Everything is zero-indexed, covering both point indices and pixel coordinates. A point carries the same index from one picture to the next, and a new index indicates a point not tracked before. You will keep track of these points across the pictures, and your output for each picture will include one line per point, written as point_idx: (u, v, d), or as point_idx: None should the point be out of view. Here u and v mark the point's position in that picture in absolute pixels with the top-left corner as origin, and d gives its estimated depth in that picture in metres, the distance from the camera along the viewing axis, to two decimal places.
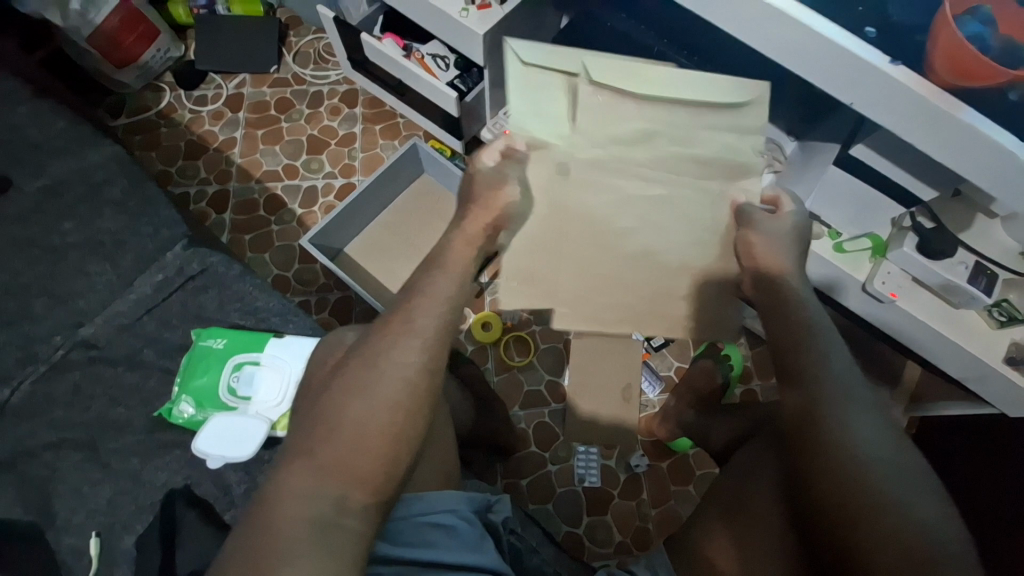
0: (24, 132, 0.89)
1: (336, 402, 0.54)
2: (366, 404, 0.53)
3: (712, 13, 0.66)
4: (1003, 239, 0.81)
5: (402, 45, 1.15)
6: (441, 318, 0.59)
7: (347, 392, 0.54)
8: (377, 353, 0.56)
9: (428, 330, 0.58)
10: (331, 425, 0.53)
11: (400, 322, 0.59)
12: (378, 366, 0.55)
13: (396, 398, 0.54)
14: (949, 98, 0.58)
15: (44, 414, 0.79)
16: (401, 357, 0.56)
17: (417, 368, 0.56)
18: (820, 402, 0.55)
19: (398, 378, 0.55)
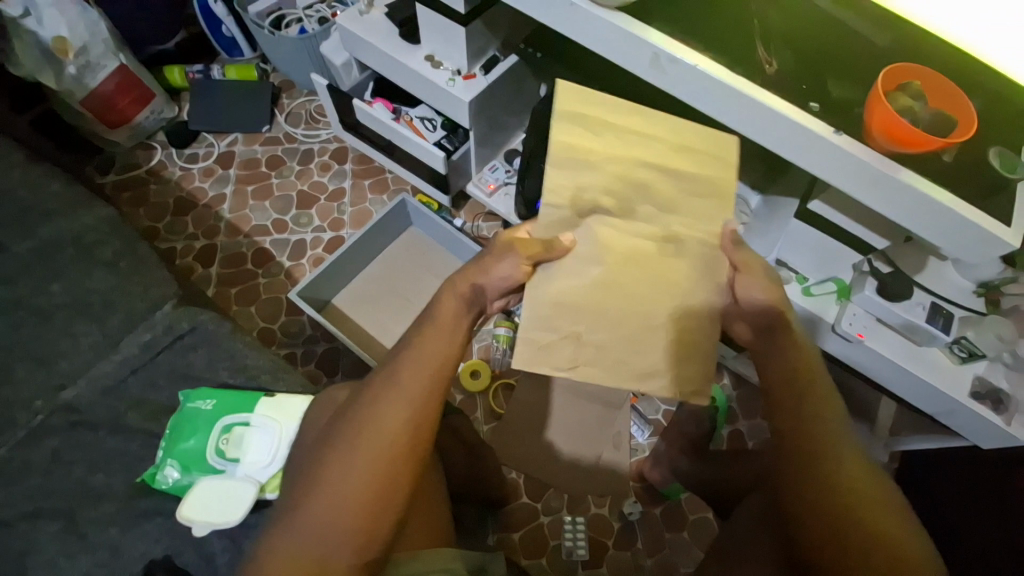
0: (16, 195, 0.90)
1: (334, 460, 0.59)
2: (353, 465, 0.58)
3: (677, 90, 0.74)
4: (958, 280, 0.89)
5: (391, 109, 1.22)
6: (428, 375, 0.61)
7: (338, 452, 0.59)
8: (368, 412, 0.60)
9: (418, 388, 0.61)
10: (319, 486, 0.58)
11: (391, 379, 0.62)
12: (368, 422, 0.59)
13: (387, 457, 0.58)
14: (884, 161, 0.66)
15: (17, 484, 0.76)
16: (390, 413, 0.59)
17: (404, 422, 0.59)
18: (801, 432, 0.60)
19: (386, 439, 0.59)
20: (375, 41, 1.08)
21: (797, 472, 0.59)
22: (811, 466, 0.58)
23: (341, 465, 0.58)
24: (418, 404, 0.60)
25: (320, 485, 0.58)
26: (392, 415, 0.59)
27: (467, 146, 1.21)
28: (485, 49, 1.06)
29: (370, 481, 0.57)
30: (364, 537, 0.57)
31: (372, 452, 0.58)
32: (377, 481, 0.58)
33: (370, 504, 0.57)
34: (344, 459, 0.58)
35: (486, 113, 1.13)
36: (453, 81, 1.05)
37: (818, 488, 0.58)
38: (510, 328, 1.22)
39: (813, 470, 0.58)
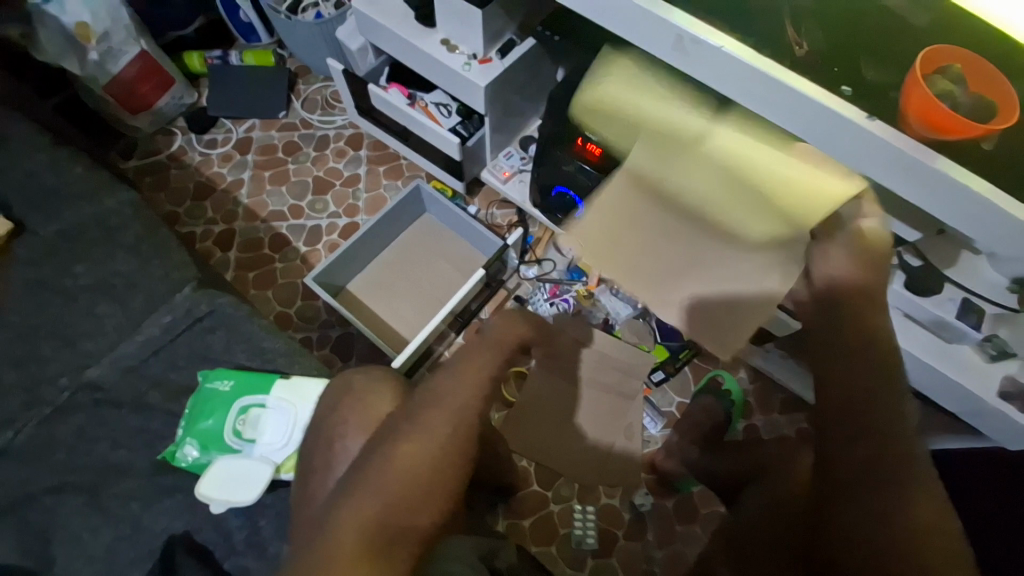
0: (42, 178, 0.92)
1: (394, 442, 0.59)
2: (421, 444, 0.58)
3: (703, 75, 0.71)
4: (990, 274, 0.83)
5: (407, 94, 1.21)
6: (498, 355, 0.67)
7: (404, 432, 0.59)
8: (430, 393, 0.63)
9: (485, 375, 0.64)
10: (383, 462, 0.58)
11: (454, 374, 0.64)
12: (429, 403, 0.61)
13: (444, 438, 0.58)
14: (923, 149, 0.63)
15: (46, 458, 0.79)
16: (454, 394, 0.62)
17: (469, 402, 0.62)
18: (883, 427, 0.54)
19: (454, 419, 0.60)
20: (390, 24, 1.06)
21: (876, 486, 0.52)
22: (891, 480, 0.52)
23: (413, 439, 0.59)
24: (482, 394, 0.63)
25: (382, 464, 0.58)
26: (460, 400, 0.61)
27: (483, 132, 1.20)
28: (502, 33, 1.05)
29: (435, 459, 0.57)
30: (421, 504, 0.56)
31: (439, 429, 0.59)
32: (444, 457, 0.58)
33: (427, 476, 0.57)
34: (416, 437, 0.59)
35: (502, 99, 1.12)
36: (469, 66, 1.04)
37: (897, 507, 0.51)
38: (523, 317, 1.22)
39: (896, 488, 0.51)
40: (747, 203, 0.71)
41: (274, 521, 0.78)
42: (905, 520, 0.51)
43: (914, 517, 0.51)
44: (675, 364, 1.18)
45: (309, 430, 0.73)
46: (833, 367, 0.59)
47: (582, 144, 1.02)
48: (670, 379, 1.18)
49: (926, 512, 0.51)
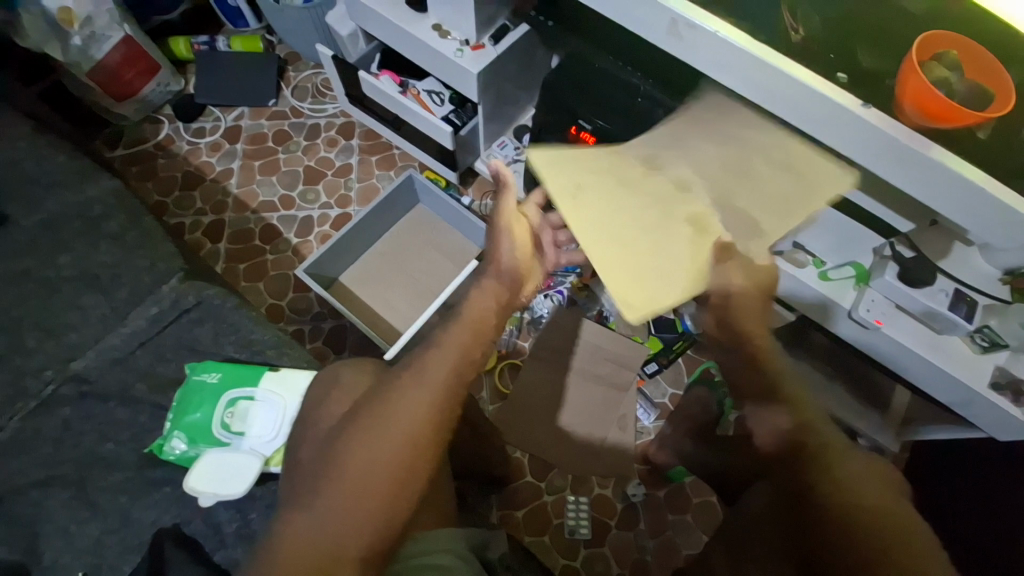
0: (23, 166, 0.90)
1: (346, 453, 0.59)
2: (367, 453, 0.59)
3: (697, 60, 0.70)
4: (981, 265, 0.84)
5: (398, 82, 1.19)
6: (452, 364, 0.62)
7: (354, 443, 0.59)
8: (388, 403, 0.61)
9: (439, 381, 0.61)
10: (340, 469, 0.59)
11: (410, 377, 0.62)
12: (387, 417, 0.60)
13: (404, 455, 0.58)
14: (918, 138, 0.62)
15: (31, 452, 0.77)
16: (411, 406, 0.60)
17: (426, 413, 0.60)
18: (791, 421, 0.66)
19: (413, 427, 0.59)
20: (380, 9, 1.04)
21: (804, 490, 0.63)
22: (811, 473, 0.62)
23: (361, 446, 0.59)
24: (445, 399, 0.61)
25: (330, 482, 0.58)
26: (414, 404, 0.60)
27: (476, 121, 1.18)
28: (495, 18, 1.02)
29: (373, 471, 0.58)
30: (388, 516, 0.57)
31: (391, 439, 0.59)
32: (393, 467, 0.58)
33: (393, 488, 0.58)
34: (359, 446, 0.59)
35: (495, 87, 1.10)
36: (462, 52, 1.02)
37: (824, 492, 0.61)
38: (517, 308, 1.19)
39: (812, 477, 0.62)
40: (688, 231, 0.70)
41: (264, 514, 0.78)
42: (841, 503, 0.59)
43: (841, 499, 0.59)
44: (668, 356, 1.17)
45: (298, 423, 0.72)
46: (738, 384, 0.71)
47: (576, 133, 1.05)
48: (663, 370, 1.18)
49: (854, 492, 0.60)
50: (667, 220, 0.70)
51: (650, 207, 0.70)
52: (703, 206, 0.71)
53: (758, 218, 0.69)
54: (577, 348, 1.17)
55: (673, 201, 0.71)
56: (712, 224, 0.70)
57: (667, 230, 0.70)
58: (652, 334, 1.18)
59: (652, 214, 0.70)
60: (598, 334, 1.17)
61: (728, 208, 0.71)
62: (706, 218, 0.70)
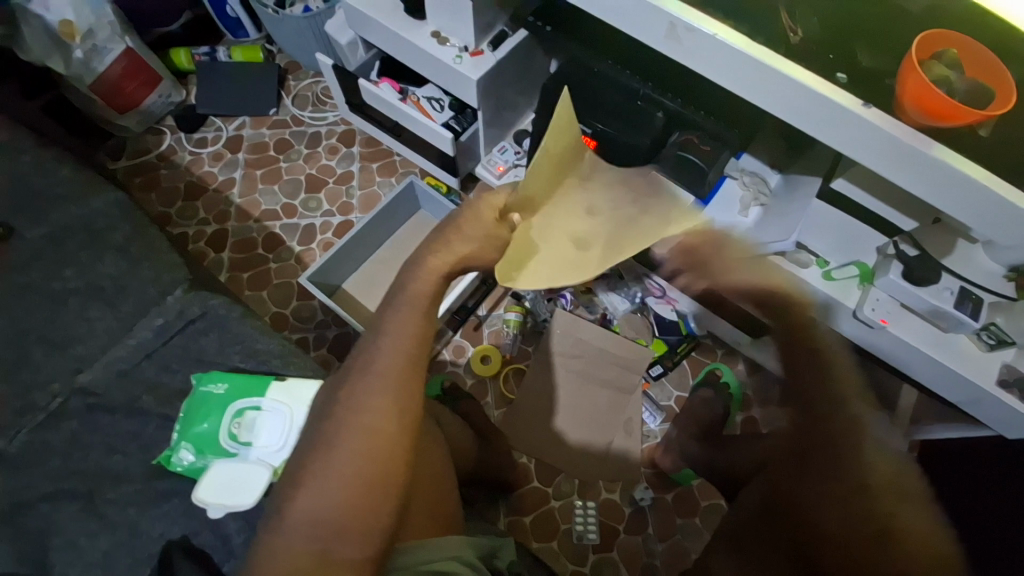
0: (27, 180, 0.91)
1: (288, 520, 0.54)
2: (311, 514, 0.54)
3: (696, 63, 0.70)
4: (988, 265, 0.83)
5: (398, 89, 1.20)
6: (401, 350, 0.59)
7: (297, 503, 0.54)
8: (346, 401, 0.58)
9: (393, 366, 0.59)
10: (308, 472, 0.55)
11: (343, 426, 0.57)
12: (348, 413, 0.57)
13: (373, 444, 0.56)
14: (919, 137, 0.62)
15: (40, 465, 0.78)
16: (368, 399, 0.57)
17: (386, 404, 0.57)
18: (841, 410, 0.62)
19: (355, 479, 0.55)
20: (378, 17, 1.04)
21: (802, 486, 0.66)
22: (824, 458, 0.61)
23: (303, 506, 0.54)
24: (388, 441, 0.56)
25: (275, 555, 0.53)
26: (349, 455, 0.55)
27: (476, 126, 1.18)
28: (494, 24, 1.03)
29: (322, 528, 0.54)
30: (367, 510, 0.55)
31: (334, 494, 0.54)
32: (338, 523, 0.54)
33: (368, 483, 0.55)
34: (308, 505, 0.54)
35: (495, 92, 1.10)
36: (461, 58, 1.02)
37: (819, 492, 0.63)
38: (520, 313, 1.19)
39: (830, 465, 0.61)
40: (570, 249, 0.64)
41: None
42: (864, 521, 0.56)
43: (885, 516, 0.56)
44: (673, 358, 1.17)
45: None
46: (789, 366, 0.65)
47: None
48: (669, 373, 1.18)
49: (889, 510, 0.56)
50: (560, 233, 0.65)
51: (572, 211, 0.66)
52: (598, 231, 0.65)
53: (615, 256, 0.61)
54: (582, 352, 1.17)
55: (579, 218, 0.66)
56: (595, 247, 0.64)
57: (553, 241, 0.64)
58: (657, 336, 1.18)
59: (565, 219, 0.66)
60: (603, 337, 1.16)
61: (608, 237, 0.64)
62: (591, 236, 0.64)
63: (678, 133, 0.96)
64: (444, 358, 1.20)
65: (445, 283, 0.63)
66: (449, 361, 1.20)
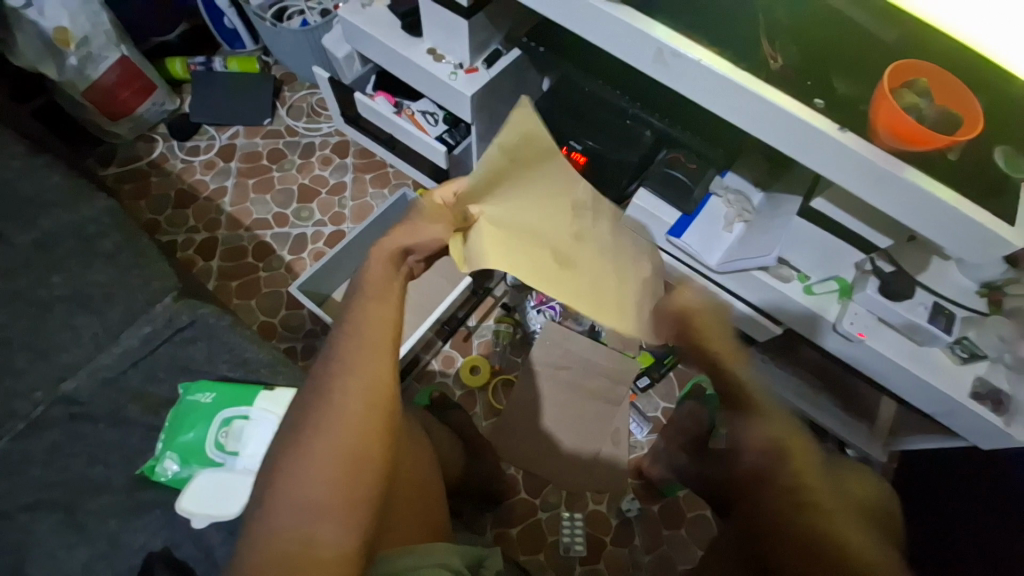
0: (15, 186, 0.90)
1: (273, 509, 0.52)
2: (298, 498, 0.52)
3: (681, 85, 0.73)
4: (959, 280, 0.87)
5: (393, 103, 1.22)
6: (367, 333, 0.58)
7: (281, 489, 0.52)
8: (320, 390, 0.56)
9: (362, 352, 0.57)
10: (281, 466, 0.53)
11: (317, 411, 0.55)
12: (320, 402, 0.55)
13: (350, 425, 0.54)
14: (891, 160, 0.65)
15: (19, 474, 0.76)
16: (337, 383, 0.56)
17: (355, 389, 0.56)
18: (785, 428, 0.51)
19: (337, 460, 0.53)
20: (376, 34, 1.07)
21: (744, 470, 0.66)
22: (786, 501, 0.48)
23: (284, 495, 0.52)
24: (365, 419, 0.55)
25: (261, 547, 0.51)
26: (327, 437, 0.53)
27: (469, 140, 1.20)
28: (488, 42, 1.06)
29: (307, 511, 0.51)
30: (347, 497, 0.52)
31: (318, 475, 0.52)
32: (325, 504, 0.52)
33: (350, 463, 0.53)
34: (288, 489, 0.52)
35: (488, 108, 1.12)
36: (455, 75, 1.05)
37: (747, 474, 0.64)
38: (510, 324, 1.22)
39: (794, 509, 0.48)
40: (554, 269, 0.51)
41: None
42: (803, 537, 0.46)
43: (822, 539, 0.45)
44: (660, 371, 1.18)
45: None
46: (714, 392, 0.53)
47: (567, 153, 1.02)
48: (655, 385, 1.19)
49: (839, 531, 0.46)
50: (543, 253, 0.52)
51: (553, 218, 0.53)
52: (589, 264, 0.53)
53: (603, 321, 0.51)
54: (570, 364, 1.18)
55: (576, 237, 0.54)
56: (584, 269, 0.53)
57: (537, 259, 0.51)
58: (644, 348, 1.18)
59: (555, 231, 0.53)
60: (591, 349, 1.18)
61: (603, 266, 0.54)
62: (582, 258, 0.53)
63: (666, 150, 1.00)
64: (433, 368, 1.21)
65: (394, 271, 0.62)
66: (438, 371, 1.20)
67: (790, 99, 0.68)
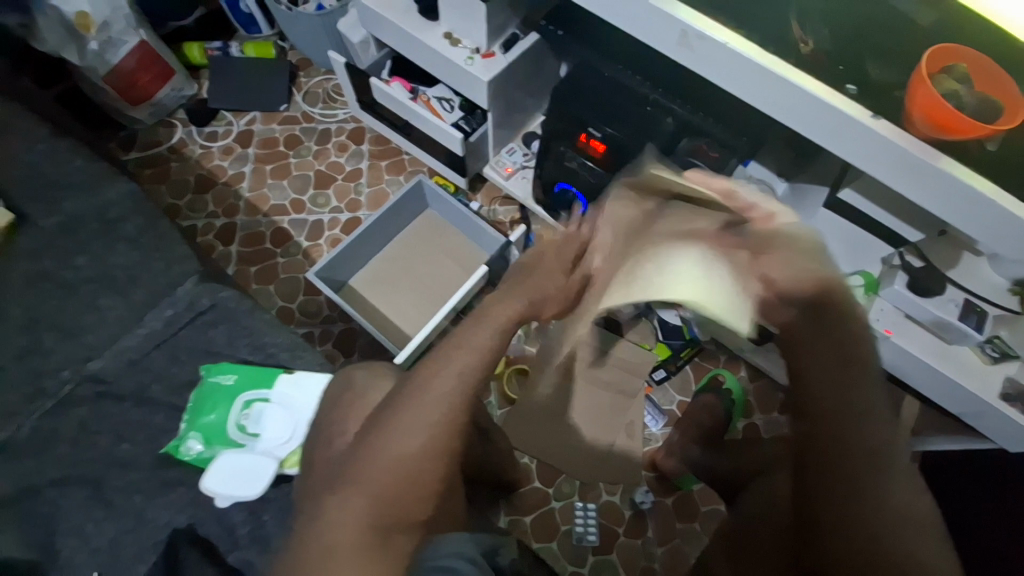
0: (41, 169, 0.92)
1: (337, 502, 0.56)
2: (368, 502, 0.55)
3: (704, 68, 0.71)
4: (993, 278, 0.85)
5: (409, 88, 1.21)
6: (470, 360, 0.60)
7: (354, 479, 0.57)
8: (401, 398, 0.60)
9: (451, 371, 0.59)
10: (363, 462, 0.57)
11: (397, 417, 0.58)
12: (400, 405, 0.59)
13: (432, 432, 0.57)
14: (927, 148, 0.63)
15: (49, 452, 0.79)
16: (425, 395, 0.58)
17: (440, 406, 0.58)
18: (863, 416, 0.56)
19: (409, 467, 0.56)
20: (394, 18, 1.05)
21: (869, 484, 0.55)
22: (869, 478, 0.55)
23: (359, 489, 0.56)
24: (437, 450, 0.57)
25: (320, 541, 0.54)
26: (400, 455, 0.56)
27: (485, 127, 1.19)
28: (506, 26, 1.04)
29: (372, 520, 0.54)
30: (409, 493, 0.56)
31: (388, 475, 0.56)
32: (389, 504, 0.55)
33: (419, 466, 0.56)
34: (355, 489, 0.56)
35: (505, 93, 1.11)
36: (472, 60, 1.03)
37: (883, 501, 0.55)
38: None
39: (873, 482, 0.55)
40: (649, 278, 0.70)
41: (276, 517, 0.79)
42: (874, 506, 0.55)
43: (883, 506, 0.55)
44: (676, 362, 1.18)
45: (314, 426, 0.72)
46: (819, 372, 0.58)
47: (585, 140, 1.02)
48: (671, 377, 1.19)
49: (893, 500, 0.55)
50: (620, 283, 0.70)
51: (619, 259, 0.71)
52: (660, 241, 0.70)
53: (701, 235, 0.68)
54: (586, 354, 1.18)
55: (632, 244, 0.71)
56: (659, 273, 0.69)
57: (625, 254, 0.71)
58: (661, 340, 1.18)
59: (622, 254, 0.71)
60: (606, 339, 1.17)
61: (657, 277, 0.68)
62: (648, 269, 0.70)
63: (686, 140, 0.95)
64: None
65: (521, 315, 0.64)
66: None
67: (822, 84, 0.66)
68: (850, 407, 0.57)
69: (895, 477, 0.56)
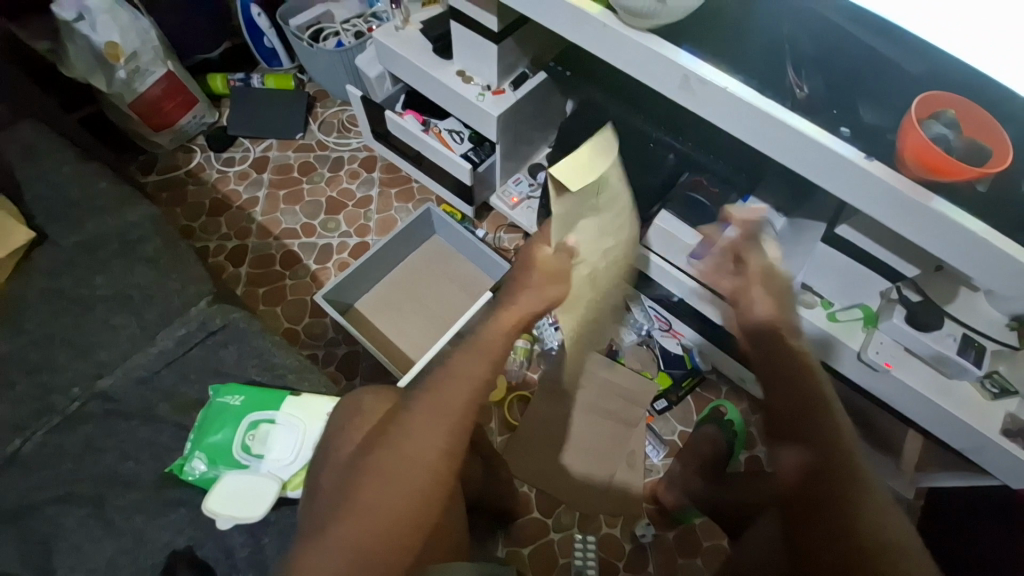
0: (66, 191, 0.96)
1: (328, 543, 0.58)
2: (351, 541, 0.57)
3: (706, 109, 0.75)
4: (988, 312, 0.86)
5: (421, 121, 1.26)
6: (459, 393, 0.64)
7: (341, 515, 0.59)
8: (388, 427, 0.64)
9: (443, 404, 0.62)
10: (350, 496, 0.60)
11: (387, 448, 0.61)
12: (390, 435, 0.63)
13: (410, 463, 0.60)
14: (919, 188, 0.65)
15: (52, 468, 0.79)
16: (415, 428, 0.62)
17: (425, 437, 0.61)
18: (832, 441, 0.62)
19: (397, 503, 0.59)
20: (409, 55, 1.11)
21: (838, 506, 0.58)
22: (837, 499, 0.59)
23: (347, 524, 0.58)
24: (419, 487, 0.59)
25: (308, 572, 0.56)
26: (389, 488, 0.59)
27: (493, 159, 1.23)
28: (516, 65, 1.09)
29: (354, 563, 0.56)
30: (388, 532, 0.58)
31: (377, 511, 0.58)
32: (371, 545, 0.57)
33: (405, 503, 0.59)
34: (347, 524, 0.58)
35: (513, 127, 1.15)
36: (483, 96, 1.08)
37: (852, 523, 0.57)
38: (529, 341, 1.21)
39: (842, 505, 0.59)
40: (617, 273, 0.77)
41: (276, 540, 0.78)
42: (845, 531, 0.57)
43: (854, 528, 0.57)
44: (677, 392, 1.18)
45: (318, 448, 0.73)
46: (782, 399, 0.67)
47: None
48: (672, 408, 1.18)
49: (864, 528, 0.57)
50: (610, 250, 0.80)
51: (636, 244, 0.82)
52: None
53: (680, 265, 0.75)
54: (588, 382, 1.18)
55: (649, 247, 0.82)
56: None
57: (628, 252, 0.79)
58: (662, 369, 1.19)
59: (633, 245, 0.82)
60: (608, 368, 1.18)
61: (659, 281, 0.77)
62: None
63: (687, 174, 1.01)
64: None
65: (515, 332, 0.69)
66: None
67: (819, 127, 0.69)
68: (821, 432, 0.63)
69: (864, 497, 0.59)
